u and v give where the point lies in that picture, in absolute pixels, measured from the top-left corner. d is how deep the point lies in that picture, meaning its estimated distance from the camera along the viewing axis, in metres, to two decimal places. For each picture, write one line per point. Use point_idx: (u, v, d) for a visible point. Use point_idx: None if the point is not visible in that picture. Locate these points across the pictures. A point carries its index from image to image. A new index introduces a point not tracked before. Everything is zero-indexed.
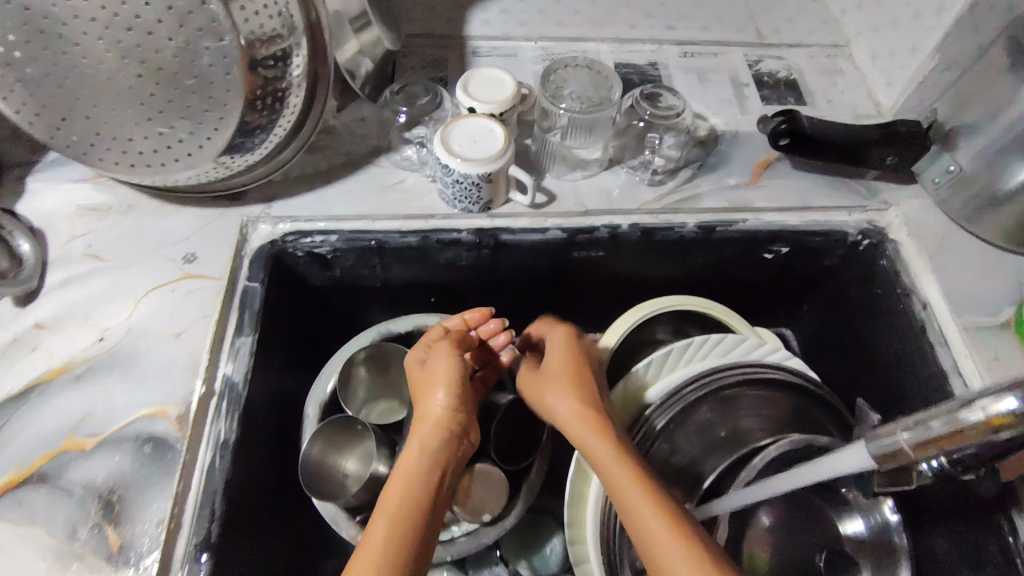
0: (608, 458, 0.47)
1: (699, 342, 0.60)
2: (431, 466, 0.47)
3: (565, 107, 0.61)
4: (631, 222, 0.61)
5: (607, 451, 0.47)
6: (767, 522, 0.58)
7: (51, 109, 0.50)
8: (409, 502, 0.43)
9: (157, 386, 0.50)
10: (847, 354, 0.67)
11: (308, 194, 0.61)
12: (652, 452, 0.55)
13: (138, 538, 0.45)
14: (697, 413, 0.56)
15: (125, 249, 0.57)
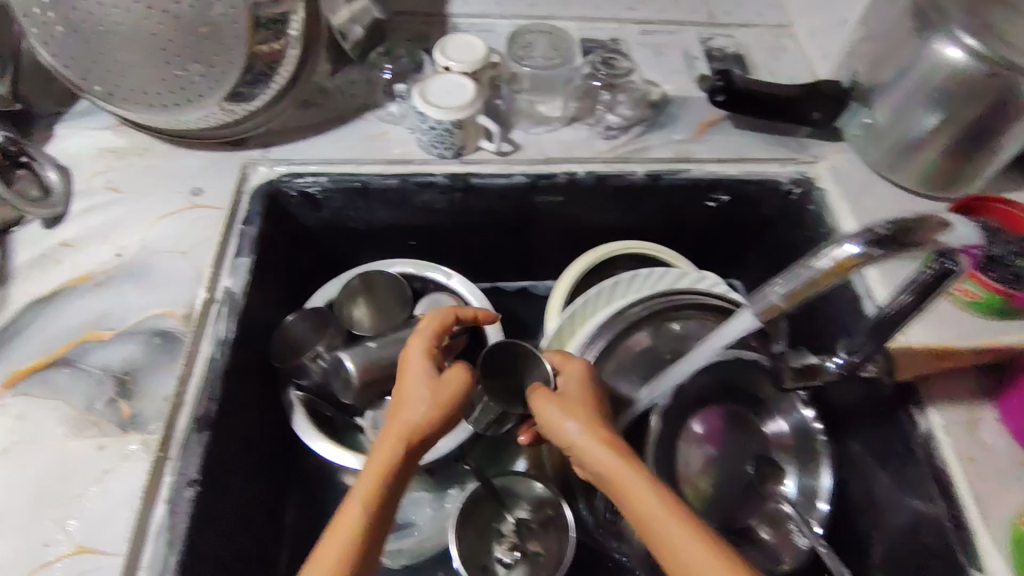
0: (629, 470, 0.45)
1: (644, 275, 0.67)
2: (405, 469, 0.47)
3: (527, 64, 0.72)
4: (587, 170, 0.69)
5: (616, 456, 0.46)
6: (699, 431, 0.64)
7: (82, 55, 0.58)
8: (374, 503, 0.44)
9: (166, 291, 0.58)
10: None
11: (302, 141, 0.69)
12: (603, 365, 0.62)
13: (146, 410, 0.52)
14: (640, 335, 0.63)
15: (140, 184, 0.65)
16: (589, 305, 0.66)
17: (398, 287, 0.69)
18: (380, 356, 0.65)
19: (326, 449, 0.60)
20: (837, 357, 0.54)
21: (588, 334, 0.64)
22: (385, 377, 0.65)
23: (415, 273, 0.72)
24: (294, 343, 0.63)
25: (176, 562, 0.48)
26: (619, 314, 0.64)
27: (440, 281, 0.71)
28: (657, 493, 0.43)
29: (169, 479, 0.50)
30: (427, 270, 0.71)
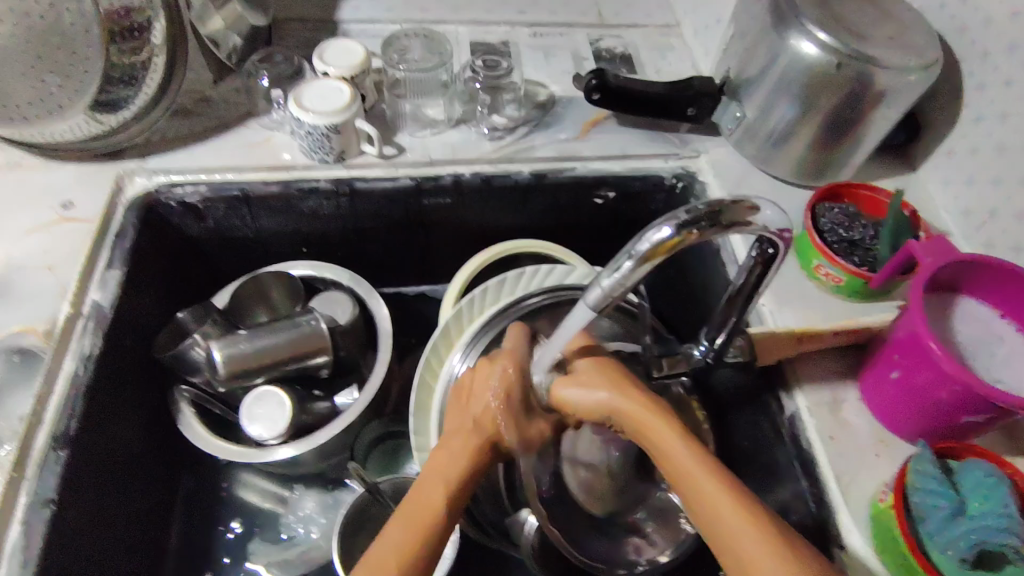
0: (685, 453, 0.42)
1: (531, 272, 0.67)
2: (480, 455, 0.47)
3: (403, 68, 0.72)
4: (472, 171, 0.70)
5: (673, 438, 0.43)
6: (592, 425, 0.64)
7: None
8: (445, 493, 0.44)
9: (30, 308, 0.57)
10: (665, 290, 0.77)
11: (180, 150, 0.68)
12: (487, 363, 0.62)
13: (0, 431, 0.51)
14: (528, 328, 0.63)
15: (9, 199, 0.63)
16: (476, 302, 0.66)
17: (289, 285, 0.69)
18: (254, 352, 0.63)
19: (201, 440, 0.61)
20: (702, 345, 0.55)
21: (477, 325, 0.63)
22: (255, 366, 0.64)
23: (315, 275, 0.71)
24: (177, 338, 0.64)
25: None
26: (508, 306, 0.63)
27: (337, 281, 0.71)
28: (716, 478, 0.40)
29: (25, 500, 0.49)
30: (326, 270, 0.71)
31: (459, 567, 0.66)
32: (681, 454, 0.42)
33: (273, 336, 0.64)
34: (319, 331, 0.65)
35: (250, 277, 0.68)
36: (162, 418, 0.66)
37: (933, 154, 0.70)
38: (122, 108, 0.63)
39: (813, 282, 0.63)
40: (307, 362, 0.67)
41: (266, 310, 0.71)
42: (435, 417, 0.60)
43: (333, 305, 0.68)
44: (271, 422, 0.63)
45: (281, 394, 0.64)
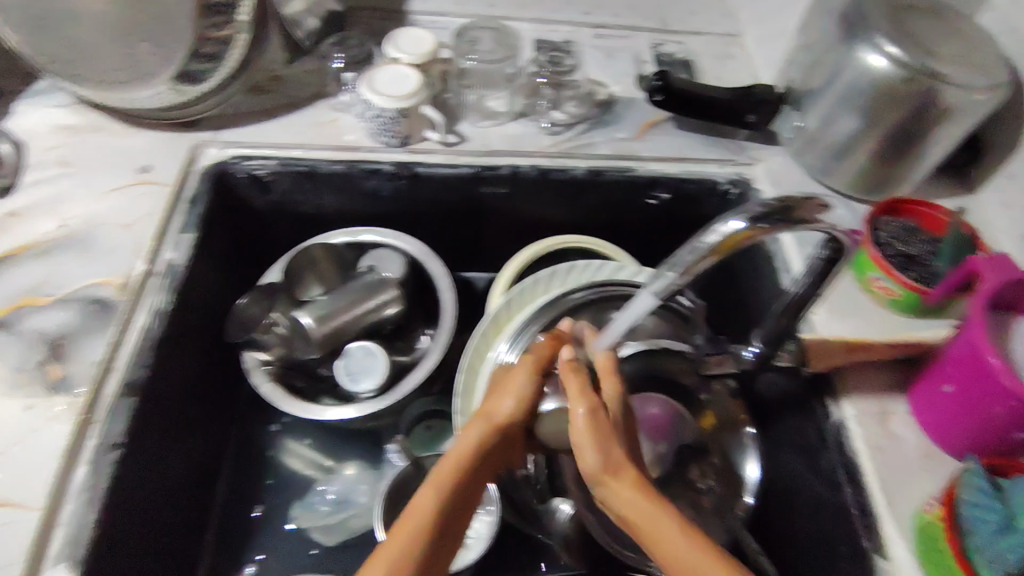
0: (678, 540, 0.37)
1: (578, 267, 0.69)
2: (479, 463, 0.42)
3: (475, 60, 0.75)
4: (530, 163, 0.72)
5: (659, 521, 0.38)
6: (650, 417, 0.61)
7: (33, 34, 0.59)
8: (451, 502, 0.40)
9: (107, 262, 0.60)
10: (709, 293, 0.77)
11: (253, 125, 0.71)
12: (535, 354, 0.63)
13: (76, 372, 0.54)
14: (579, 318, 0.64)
15: (92, 159, 0.67)
16: (527, 292, 0.67)
17: (337, 254, 0.72)
18: (331, 307, 0.69)
19: (271, 390, 0.63)
20: (753, 347, 0.56)
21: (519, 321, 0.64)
22: (343, 323, 0.69)
23: (350, 240, 0.72)
24: (246, 323, 0.65)
25: (92, 523, 0.48)
26: (552, 300, 0.65)
27: (376, 241, 0.72)
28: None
29: (92, 443, 0.51)
30: (361, 233, 0.72)
31: (492, 551, 0.66)
32: (683, 545, 0.37)
33: (345, 294, 0.69)
34: (385, 280, 0.69)
35: (299, 249, 0.69)
36: (215, 379, 0.67)
37: (996, 176, 0.69)
38: (202, 81, 0.66)
39: (865, 293, 0.64)
40: (380, 317, 0.70)
41: (316, 280, 0.72)
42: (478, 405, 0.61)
43: (382, 261, 0.70)
44: (369, 370, 0.67)
45: (364, 343, 0.68)
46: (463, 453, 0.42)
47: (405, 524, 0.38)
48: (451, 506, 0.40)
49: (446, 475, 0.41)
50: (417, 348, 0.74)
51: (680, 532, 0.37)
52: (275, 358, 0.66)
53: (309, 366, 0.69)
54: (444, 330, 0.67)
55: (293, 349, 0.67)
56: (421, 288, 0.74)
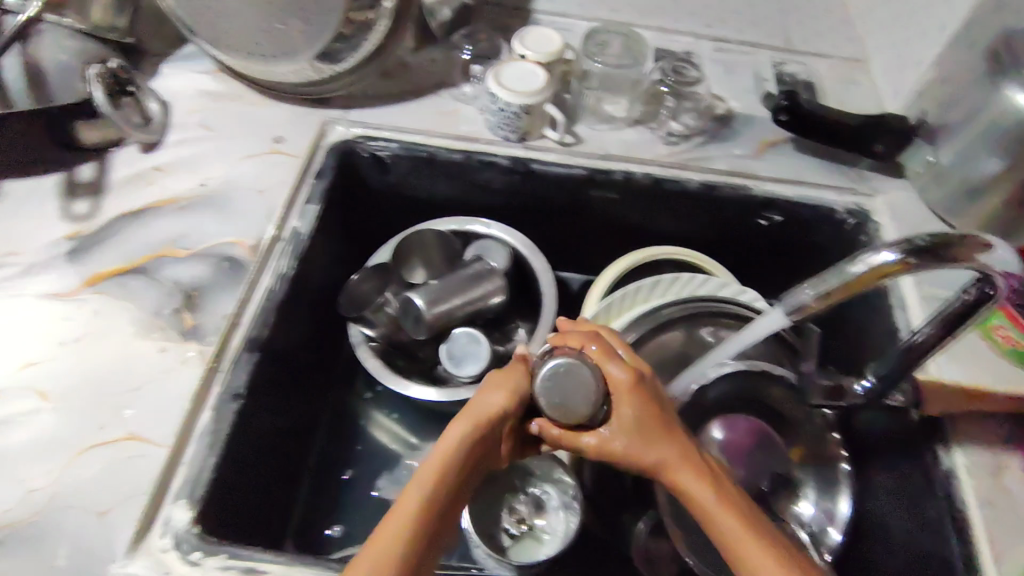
0: (688, 471, 0.44)
1: (679, 279, 0.70)
2: (470, 455, 0.46)
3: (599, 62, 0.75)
4: (644, 171, 0.72)
5: (672, 452, 0.45)
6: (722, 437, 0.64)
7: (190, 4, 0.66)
8: (437, 498, 0.42)
9: (241, 224, 0.64)
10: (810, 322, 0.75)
11: (379, 108, 0.74)
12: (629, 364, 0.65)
13: (207, 323, 0.57)
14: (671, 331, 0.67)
15: (231, 125, 0.71)
16: (626, 299, 0.68)
17: (444, 241, 0.73)
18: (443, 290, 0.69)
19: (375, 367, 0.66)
20: (865, 381, 0.56)
21: (617, 330, 0.66)
22: (455, 306, 0.69)
23: (458, 229, 0.75)
24: (358, 300, 0.68)
25: (210, 467, 0.50)
26: (649, 313, 0.67)
27: (479, 232, 0.75)
28: (758, 539, 0.40)
29: (216, 390, 0.54)
30: (468, 223, 0.75)
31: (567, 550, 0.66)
32: (714, 507, 0.42)
33: (455, 280, 0.69)
34: (493, 270, 0.70)
35: (412, 232, 0.72)
36: (320, 345, 0.70)
37: None
38: (339, 62, 0.69)
39: (986, 342, 0.61)
40: (483, 305, 0.71)
41: (422, 264, 0.74)
42: None
43: (488, 252, 0.73)
44: (473, 356, 0.69)
45: (470, 330, 0.70)
46: (452, 447, 0.45)
47: (395, 513, 0.41)
48: (438, 495, 0.42)
49: (433, 468, 0.43)
50: (513, 339, 0.76)
51: (708, 494, 0.43)
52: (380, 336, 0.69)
53: (408, 346, 0.71)
54: (542, 328, 0.69)
55: (403, 327, 0.69)
56: (519, 282, 0.76)
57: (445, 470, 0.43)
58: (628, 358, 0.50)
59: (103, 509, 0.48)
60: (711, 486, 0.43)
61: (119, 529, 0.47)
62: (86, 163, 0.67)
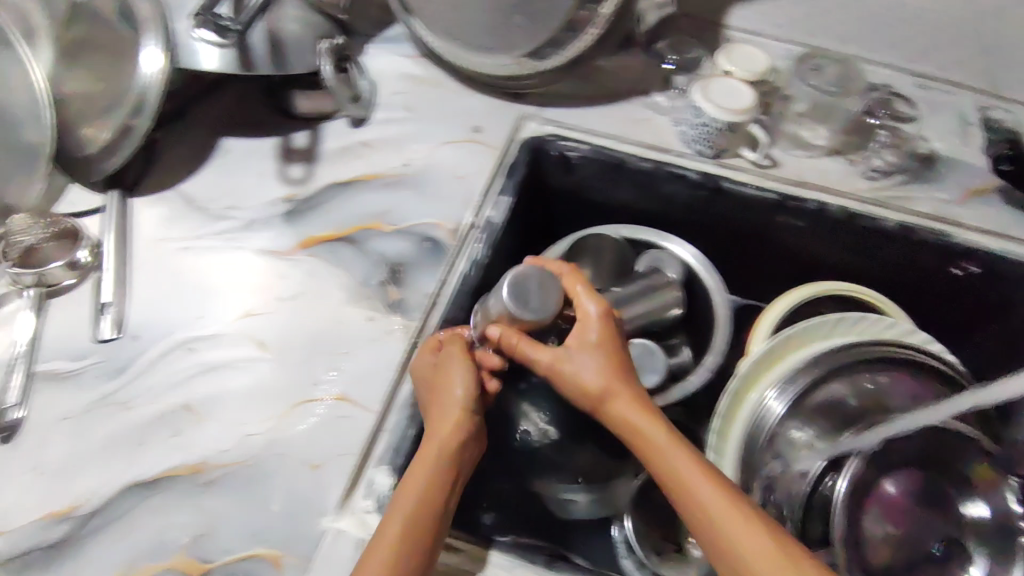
0: (679, 451, 0.47)
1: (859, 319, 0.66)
2: (466, 437, 0.48)
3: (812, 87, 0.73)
4: (838, 203, 0.70)
5: (660, 432, 0.48)
6: (891, 491, 0.56)
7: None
8: (436, 490, 0.45)
9: (442, 208, 0.66)
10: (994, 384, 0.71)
11: (576, 109, 0.75)
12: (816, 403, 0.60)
13: (411, 299, 0.59)
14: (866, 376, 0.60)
15: (433, 110, 0.73)
16: (808, 331, 0.65)
17: (619, 250, 0.71)
18: (625, 298, 0.68)
19: None
20: None
21: (800, 367, 0.62)
22: (640, 315, 0.68)
23: (632, 236, 0.75)
24: None
25: (410, 438, 0.51)
26: (852, 347, 0.60)
27: (651, 242, 0.74)
28: (745, 517, 0.43)
29: None
30: (642, 232, 0.74)
31: None
32: (693, 479, 0.45)
33: (638, 290, 0.68)
34: (672, 284, 0.69)
35: (591, 232, 0.70)
36: None
37: None
38: (543, 60, 0.68)
39: None
40: (662, 317, 0.69)
41: (593, 264, 0.71)
42: (739, 435, 0.61)
43: (662, 263, 0.72)
44: (647, 369, 0.66)
45: (644, 341, 0.67)
46: (450, 435, 0.47)
47: (404, 497, 0.44)
48: (439, 478, 0.45)
49: (435, 454, 0.46)
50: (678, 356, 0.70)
51: (689, 463, 0.46)
52: None
53: None
54: (714, 353, 0.68)
55: None
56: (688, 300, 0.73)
57: (449, 460, 0.46)
58: (598, 332, 0.53)
59: (316, 463, 0.50)
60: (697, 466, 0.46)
61: (331, 483, 0.49)
62: (301, 130, 0.70)
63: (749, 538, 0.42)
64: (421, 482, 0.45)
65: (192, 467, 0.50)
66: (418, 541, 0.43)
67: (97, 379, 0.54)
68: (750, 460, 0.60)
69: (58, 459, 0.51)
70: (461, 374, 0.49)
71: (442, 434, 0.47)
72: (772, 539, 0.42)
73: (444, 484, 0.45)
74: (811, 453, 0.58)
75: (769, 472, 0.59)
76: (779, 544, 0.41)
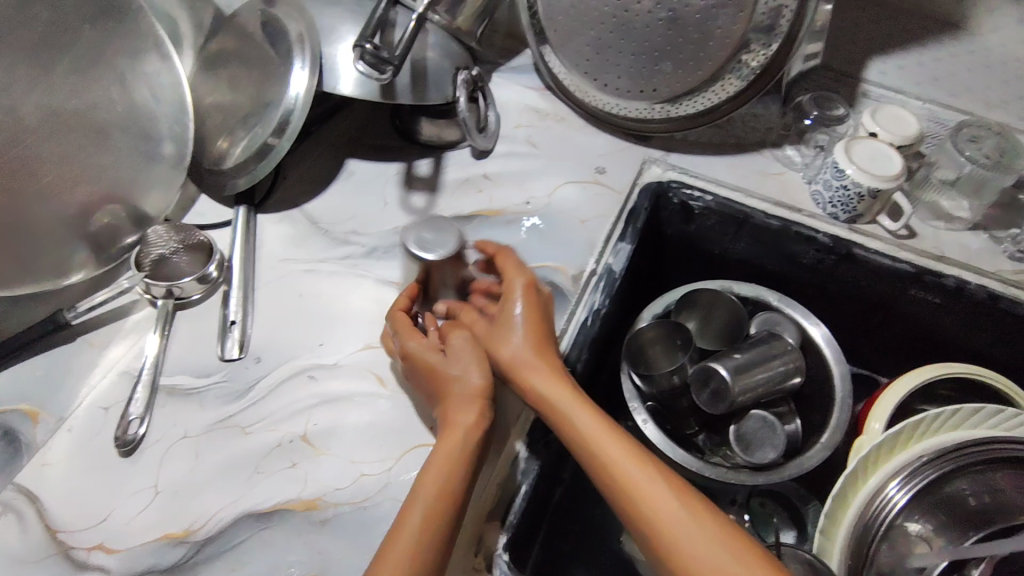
0: (592, 420, 0.47)
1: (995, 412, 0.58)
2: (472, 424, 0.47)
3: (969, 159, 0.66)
4: (980, 283, 0.65)
5: (563, 395, 0.49)
6: None
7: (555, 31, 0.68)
8: (455, 483, 0.44)
9: (562, 251, 0.65)
10: None
11: (701, 157, 0.73)
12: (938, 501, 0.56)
13: None
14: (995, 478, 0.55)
15: (557, 148, 0.72)
16: (938, 419, 0.58)
17: (733, 310, 0.68)
18: (743, 366, 0.64)
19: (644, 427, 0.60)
20: None
21: (928, 461, 0.56)
22: (758, 385, 0.65)
23: (749, 293, 0.70)
24: (641, 354, 0.64)
25: None
26: (988, 444, 0.55)
27: (765, 300, 0.69)
28: (680, 498, 0.43)
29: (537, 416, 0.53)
30: (755, 289, 0.69)
31: None
32: (626, 462, 0.45)
33: (755, 357, 0.65)
34: (792, 353, 0.65)
35: (708, 287, 0.67)
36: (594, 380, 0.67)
37: None
38: (681, 105, 0.67)
39: None
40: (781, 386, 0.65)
41: (701, 319, 0.70)
42: (852, 524, 0.57)
43: (775, 327, 0.68)
44: (766, 442, 0.64)
45: (764, 414, 0.66)
46: (457, 424, 0.47)
47: (418, 495, 0.43)
48: (449, 468, 0.45)
49: (446, 447, 0.46)
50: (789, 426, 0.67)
51: (619, 441, 0.46)
52: (655, 398, 0.64)
53: (680, 407, 0.67)
54: (832, 432, 0.61)
55: (698, 397, 0.65)
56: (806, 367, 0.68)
57: (463, 461, 0.45)
58: (524, 306, 0.54)
59: None
60: (618, 436, 0.47)
61: None
62: (425, 157, 0.70)
63: (687, 522, 0.41)
64: (436, 477, 0.44)
65: (308, 502, 0.49)
66: (435, 537, 0.42)
67: (219, 400, 0.54)
68: (861, 550, 0.56)
69: (174, 479, 0.50)
70: (450, 360, 0.51)
71: (460, 427, 0.47)
72: (689, 508, 0.42)
73: (455, 475, 0.45)
74: (930, 551, 0.53)
75: (881, 565, 0.55)
76: (715, 526, 0.41)
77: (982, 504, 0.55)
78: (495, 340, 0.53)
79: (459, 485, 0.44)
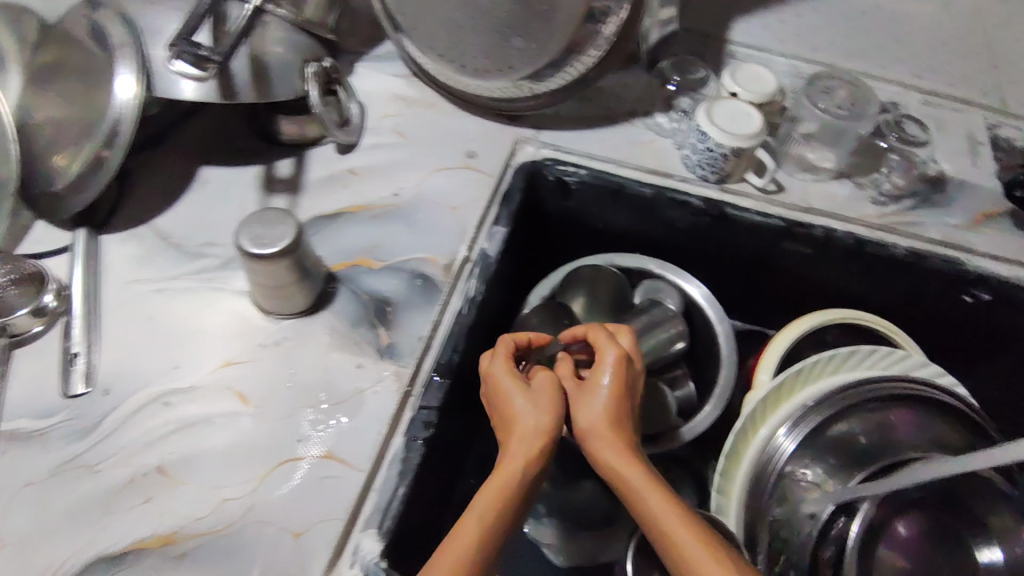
0: (648, 482, 0.43)
1: (866, 354, 0.60)
2: (533, 471, 0.45)
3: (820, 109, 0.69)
4: (847, 230, 0.66)
5: (635, 469, 0.44)
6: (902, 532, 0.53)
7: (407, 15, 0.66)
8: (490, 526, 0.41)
9: (434, 240, 0.62)
10: None
11: (574, 132, 0.71)
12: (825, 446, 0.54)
13: (402, 343, 0.55)
14: (875, 416, 0.55)
15: (425, 136, 0.70)
16: (816, 364, 0.59)
17: (616, 280, 0.67)
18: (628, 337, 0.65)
19: None
20: None
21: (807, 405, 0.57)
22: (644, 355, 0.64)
23: (635, 264, 0.69)
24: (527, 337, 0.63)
25: (400, 497, 0.47)
26: (863, 384, 0.56)
27: (650, 269, 0.69)
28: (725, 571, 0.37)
29: (412, 414, 0.52)
30: (639, 258, 0.69)
31: None
32: (680, 531, 0.40)
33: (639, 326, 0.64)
34: (675, 318, 0.65)
35: (588, 263, 0.67)
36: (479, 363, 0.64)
37: None
38: (541, 82, 0.65)
39: None
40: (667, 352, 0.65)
41: (586, 292, 0.67)
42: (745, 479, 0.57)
43: (659, 293, 0.68)
44: (655, 409, 0.62)
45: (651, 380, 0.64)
46: (512, 469, 0.44)
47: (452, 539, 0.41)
48: (495, 516, 0.42)
49: (495, 489, 0.43)
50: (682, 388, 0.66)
51: (673, 510, 0.41)
52: None
53: None
54: (713, 405, 0.64)
55: None
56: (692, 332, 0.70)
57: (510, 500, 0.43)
58: (612, 379, 0.49)
59: (298, 530, 0.46)
60: (671, 503, 0.42)
61: (312, 554, 0.45)
62: (286, 157, 0.67)
63: None
64: (474, 522, 0.41)
65: (164, 537, 0.46)
66: None
67: (63, 440, 0.50)
68: (755, 506, 0.55)
69: (16, 532, 0.46)
70: (520, 398, 0.48)
71: (512, 468, 0.44)
72: None
73: (494, 522, 0.42)
74: (823, 496, 0.53)
75: (773, 519, 0.54)
76: None
77: (866, 444, 0.54)
78: (574, 403, 0.49)
79: (504, 528, 0.42)
